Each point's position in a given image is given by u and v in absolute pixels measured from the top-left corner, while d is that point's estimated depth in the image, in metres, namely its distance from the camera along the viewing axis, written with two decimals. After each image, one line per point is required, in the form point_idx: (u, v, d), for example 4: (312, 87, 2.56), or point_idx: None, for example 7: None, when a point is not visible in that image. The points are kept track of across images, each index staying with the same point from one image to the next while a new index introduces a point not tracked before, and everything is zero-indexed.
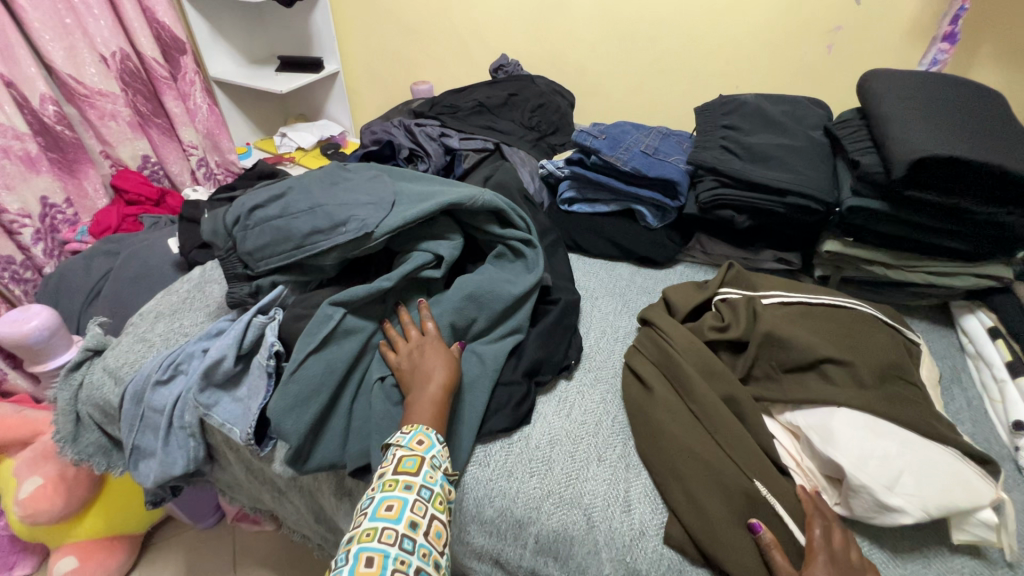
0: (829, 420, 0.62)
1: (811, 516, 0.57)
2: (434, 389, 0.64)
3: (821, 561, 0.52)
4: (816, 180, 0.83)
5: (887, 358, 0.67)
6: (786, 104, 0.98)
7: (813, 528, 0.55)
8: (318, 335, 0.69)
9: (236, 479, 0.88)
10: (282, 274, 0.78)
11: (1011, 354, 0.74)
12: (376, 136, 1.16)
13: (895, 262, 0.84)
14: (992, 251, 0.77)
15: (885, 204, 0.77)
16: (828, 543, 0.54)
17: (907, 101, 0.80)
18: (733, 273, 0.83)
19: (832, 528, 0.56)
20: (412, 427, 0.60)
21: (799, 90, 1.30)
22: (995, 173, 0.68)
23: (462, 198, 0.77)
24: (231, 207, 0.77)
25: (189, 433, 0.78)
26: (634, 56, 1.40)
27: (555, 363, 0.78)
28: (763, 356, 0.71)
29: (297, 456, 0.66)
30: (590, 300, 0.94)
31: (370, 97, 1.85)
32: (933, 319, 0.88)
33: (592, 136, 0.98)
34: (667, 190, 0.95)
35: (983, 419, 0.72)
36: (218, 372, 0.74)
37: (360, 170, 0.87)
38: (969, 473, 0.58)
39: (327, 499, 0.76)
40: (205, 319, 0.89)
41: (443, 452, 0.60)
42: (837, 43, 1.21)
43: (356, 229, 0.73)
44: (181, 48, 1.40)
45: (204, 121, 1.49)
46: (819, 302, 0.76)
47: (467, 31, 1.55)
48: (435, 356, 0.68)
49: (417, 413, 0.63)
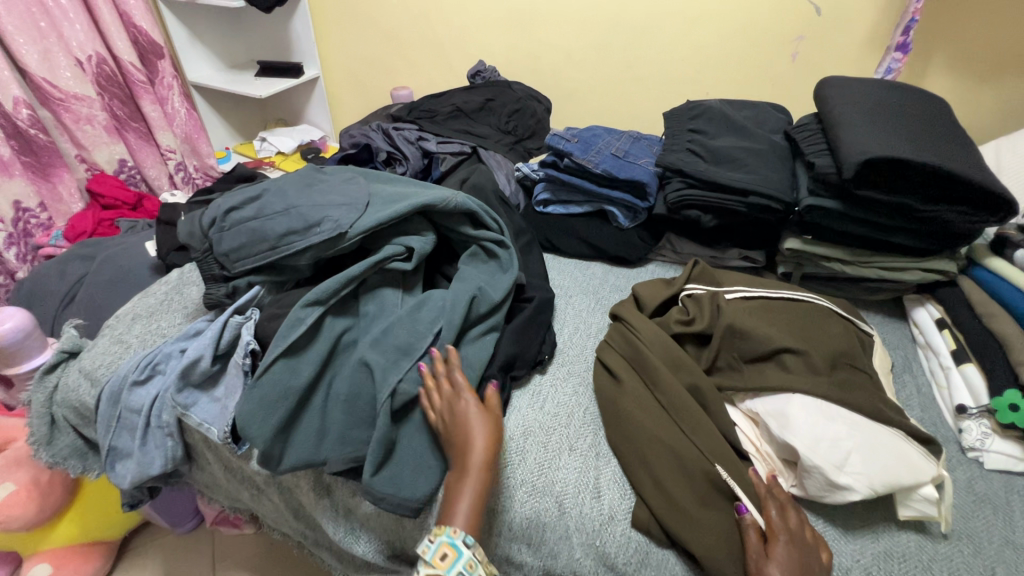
0: (786, 406, 0.65)
1: (770, 498, 0.60)
2: (473, 475, 0.61)
3: (782, 541, 0.55)
4: (775, 181, 0.87)
5: (837, 347, 0.72)
6: (749, 109, 1.03)
7: (769, 509, 0.58)
8: (290, 338, 0.69)
9: (214, 479, 0.89)
10: (259, 275, 0.79)
11: (955, 343, 0.79)
12: (355, 140, 1.18)
13: (852, 258, 0.88)
14: (937, 246, 0.82)
15: (839, 203, 0.82)
16: (785, 523, 0.57)
17: (857, 106, 0.85)
18: (699, 270, 0.85)
19: (788, 509, 0.59)
20: (438, 534, 0.58)
21: (766, 96, 1.35)
22: (933, 171, 0.73)
23: (435, 200, 0.80)
24: (207, 209, 0.80)
25: (167, 433, 0.79)
26: (609, 63, 1.44)
27: (529, 359, 0.80)
28: (726, 348, 0.74)
29: (274, 451, 0.67)
30: (564, 298, 0.97)
31: (351, 102, 1.87)
32: (888, 313, 0.93)
33: (564, 139, 1.00)
34: (637, 192, 0.99)
35: (931, 405, 0.77)
36: (195, 372, 0.75)
37: (336, 173, 0.90)
38: (913, 452, 0.62)
39: (305, 496, 0.78)
40: (183, 320, 0.89)
41: (470, 562, 0.56)
42: (800, 52, 1.27)
43: (331, 229, 0.75)
44: (159, 53, 1.40)
45: (183, 125, 1.49)
46: (777, 297, 0.80)
47: (446, 38, 1.58)
48: (475, 430, 0.64)
49: (453, 508, 0.60)
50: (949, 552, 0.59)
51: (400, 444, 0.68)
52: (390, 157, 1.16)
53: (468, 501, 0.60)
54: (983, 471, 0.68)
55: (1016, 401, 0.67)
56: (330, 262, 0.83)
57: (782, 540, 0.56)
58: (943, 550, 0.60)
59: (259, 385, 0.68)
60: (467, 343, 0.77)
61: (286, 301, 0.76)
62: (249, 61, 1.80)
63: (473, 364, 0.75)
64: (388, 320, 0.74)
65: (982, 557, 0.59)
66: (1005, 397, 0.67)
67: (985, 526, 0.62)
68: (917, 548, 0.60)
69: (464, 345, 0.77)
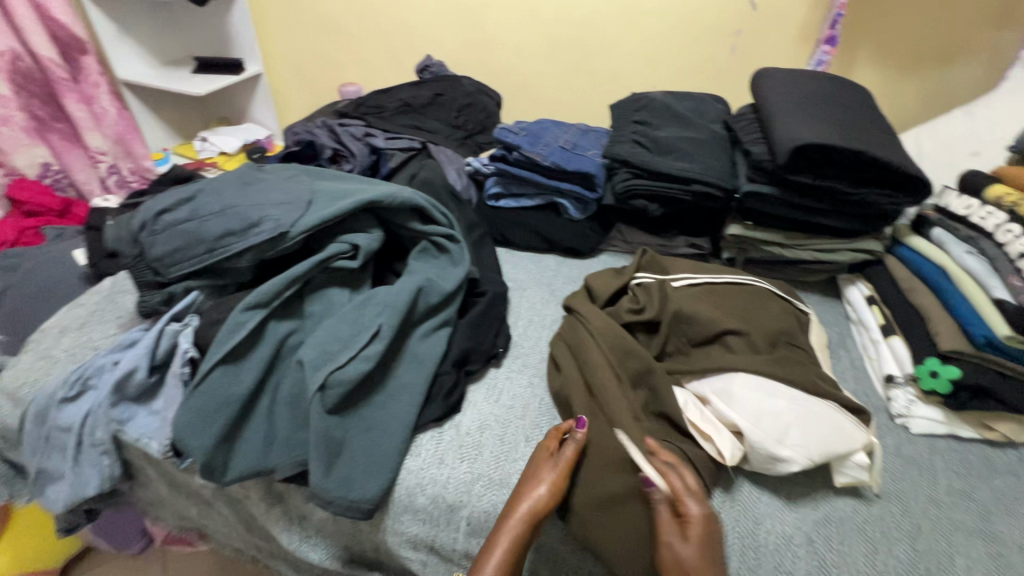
0: (731, 386, 0.68)
1: (669, 467, 0.60)
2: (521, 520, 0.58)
3: (692, 510, 0.56)
4: (716, 169, 0.90)
5: (776, 326, 0.75)
6: (691, 101, 1.06)
7: (672, 478, 0.59)
8: (230, 343, 0.67)
9: (159, 496, 0.85)
10: (197, 279, 0.76)
11: (883, 318, 0.84)
12: (299, 138, 1.15)
13: (789, 241, 0.92)
14: (864, 227, 0.88)
15: (774, 188, 0.85)
16: (691, 490, 0.58)
17: (789, 95, 0.89)
18: (646, 259, 0.87)
19: (685, 474, 0.59)
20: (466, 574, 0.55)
21: (709, 88, 1.40)
22: (857, 156, 0.78)
23: (381, 196, 0.78)
24: (137, 212, 0.75)
25: (102, 451, 0.74)
26: (558, 57, 1.45)
27: (483, 352, 0.80)
28: (675, 334, 0.75)
29: (219, 461, 0.64)
30: (519, 291, 0.97)
31: (297, 99, 1.80)
32: (824, 292, 0.98)
33: (513, 132, 1.02)
34: (586, 183, 1.00)
35: (863, 377, 0.81)
36: (129, 385, 0.71)
37: (277, 171, 0.87)
38: (846, 422, 0.65)
39: (256, 507, 0.75)
40: (117, 330, 0.84)
41: None
42: (739, 45, 1.31)
43: (271, 229, 0.73)
44: (83, 48, 1.30)
45: (114, 126, 1.39)
46: (720, 281, 0.82)
47: (393, 32, 1.55)
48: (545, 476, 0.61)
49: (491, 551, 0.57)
50: (881, 513, 0.63)
51: (353, 446, 0.67)
52: (336, 154, 1.13)
53: (500, 551, 0.56)
54: (909, 436, 0.73)
55: (936, 367, 0.71)
56: (273, 263, 0.80)
57: (693, 519, 0.56)
58: (876, 511, 0.63)
59: (200, 393, 0.65)
60: (420, 340, 0.76)
61: (227, 306, 0.73)
62: (186, 57, 1.71)
63: (425, 360, 0.74)
64: (336, 321, 0.72)
65: (909, 515, 0.63)
66: (926, 364, 0.72)
67: (911, 487, 0.66)
68: (852, 512, 0.63)
69: (416, 342, 0.76)
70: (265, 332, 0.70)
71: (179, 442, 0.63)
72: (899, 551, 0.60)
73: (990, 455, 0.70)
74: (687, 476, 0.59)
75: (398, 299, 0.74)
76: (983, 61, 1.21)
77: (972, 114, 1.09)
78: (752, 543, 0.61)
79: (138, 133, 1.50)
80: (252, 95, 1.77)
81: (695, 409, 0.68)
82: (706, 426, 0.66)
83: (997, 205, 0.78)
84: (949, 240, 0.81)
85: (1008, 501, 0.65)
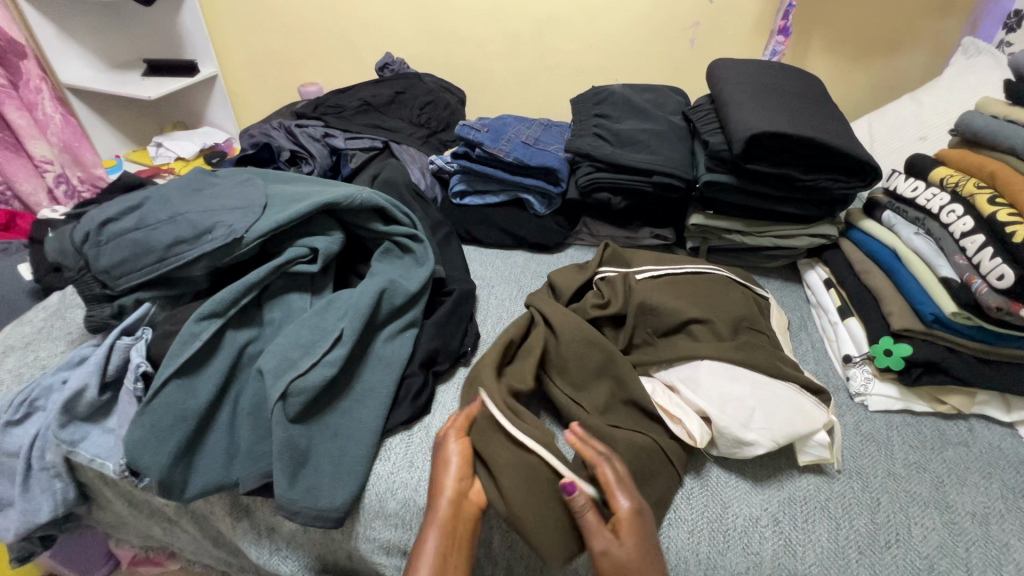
0: (695, 374, 0.69)
1: (601, 457, 0.58)
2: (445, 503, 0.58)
3: (625, 505, 0.55)
4: (676, 160, 0.91)
5: (738, 312, 0.76)
6: (649, 94, 1.07)
7: (604, 468, 0.57)
8: (184, 355, 0.64)
9: (120, 517, 0.82)
10: (148, 290, 0.72)
11: (840, 300, 0.87)
12: (255, 140, 1.11)
13: (749, 229, 0.93)
14: (819, 212, 0.90)
15: (732, 177, 0.87)
16: (621, 482, 0.57)
17: (743, 86, 0.91)
18: (609, 253, 0.88)
19: (617, 466, 0.58)
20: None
21: (670, 81, 1.41)
22: (808, 144, 0.80)
23: (339, 197, 0.76)
24: (80, 223, 0.71)
25: (54, 474, 0.71)
26: (520, 52, 1.44)
27: (452, 351, 0.79)
28: (641, 325, 0.76)
29: (176, 478, 0.62)
30: (487, 289, 0.96)
31: (255, 101, 1.76)
32: (785, 277, 1.00)
33: (474, 128, 1.01)
34: (549, 178, 1.01)
35: (824, 358, 0.84)
36: (81, 404, 0.67)
37: (231, 175, 0.84)
38: (807, 402, 0.67)
39: (222, 522, 0.73)
40: (67, 347, 0.80)
41: None
42: (697, 37, 1.33)
43: (224, 236, 0.71)
44: (20, 52, 1.25)
45: (59, 133, 1.33)
46: (683, 271, 0.83)
47: (352, 30, 1.52)
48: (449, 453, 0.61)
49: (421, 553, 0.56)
50: (842, 489, 0.65)
51: (319, 454, 0.66)
52: (295, 156, 1.10)
53: (432, 543, 0.56)
54: (867, 413, 0.75)
55: (889, 346, 0.75)
56: (229, 270, 0.77)
57: (625, 525, 0.54)
58: (837, 488, 0.65)
59: (156, 408, 0.62)
60: (385, 343, 0.75)
61: (180, 317, 0.70)
62: (135, 59, 1.65)
63: (391, 363, 0.73)
64: (297, 327, 0.70)
65: (869, 490, 0.65)
66: (881, 343, 0.76)
67: (870, 462, 0.68)
68: (815, 490, 0.65)
69: (381, 345, 0.74)
70: (222, 342, 0.68)
71: (134, 461, 0.61)
72: (860, 525, 0.62)
73: (942, 427, 0.73)
74: (618, 466, 0.58)
75: (360, 302, 0.72)
76: (928, 50, 1.26)
77: (918, 101, 1.13)
78: (721, 526, 0.62)
79: (85, 139, 1.43)
80: (207, 98, 1.72)
81: (663, 395, 0.68)
82: (673, 410, 0.66)
83: (940, 186, 0.79)
84: (899, 223, 0.84)
85: (959, 470, 0.67)
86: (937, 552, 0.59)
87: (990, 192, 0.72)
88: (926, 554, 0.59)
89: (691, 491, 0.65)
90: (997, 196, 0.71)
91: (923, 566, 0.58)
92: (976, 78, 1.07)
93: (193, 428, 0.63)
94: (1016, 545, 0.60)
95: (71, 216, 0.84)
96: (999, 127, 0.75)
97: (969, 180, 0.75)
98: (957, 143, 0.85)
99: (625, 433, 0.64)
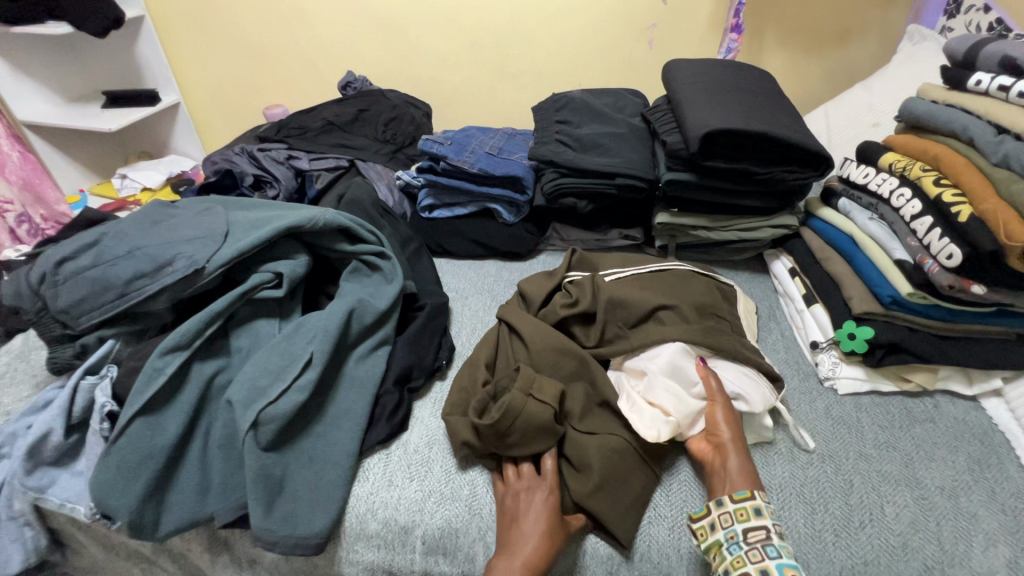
0: (660, 356, 0.69)
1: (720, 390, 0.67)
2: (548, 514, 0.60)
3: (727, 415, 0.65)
4: (637, 161, 0.93)
5: (706, 307, 0.78)
6: (608, 97, 1.10)
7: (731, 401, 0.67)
8: (149, 392, 0.64)
9: (97, 562, 0.79)
10: (110, 327, 0.71)
11: (805, 288, 0.89)
12: (217, 166, 1.11)
13: (713, 224, 0.95)
14: (779, 203, 0.92)
15: (692, 175, 0.89)
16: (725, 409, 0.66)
17: (697, 84, 0.93)
18: (577, 257, 0.87)
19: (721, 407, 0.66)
20: None
21: (633, 81, 1.44)
22: (763, 138, 0.82)
23: (301, 220, 0.76)
24: (35, 264, 0.69)
25: (22, 523, 0.68)
26: (483, 62, 1.45)
27: (426, 367, 0.79)
28: (611, 320, 0.75)
29: (146, 520, 0.61)
30: (460, 300, 0.96)
31: (220, 126, 1.74)
32: (754, 269, 1.02)
33: (437, 142, 1.02)
34: (516, 186, 1.02)
35: (793, 346, 0.85)
36: (46, 449, 0.65)
37: (191, 205, 0.83)
38: (765, 390, 0.70)
39: (201, 557, 0.72)
40: (31, 390, 0.78)
41: None
42: (655, 38, 1.36)
43: (185, 267, 0.70)
44: None
45: (18, 171, 1.32)
46: (650, 270, 0.84)
47: (313, 49, 1.51)
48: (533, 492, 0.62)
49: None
50: (816, 474, 0.66)
51: (295, 481, 0.65)
52: (259, 180, 1.09)
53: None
54: (837, 396, 0.76)
55: (852, 330, 0.77)
56: (194, 300, 0.76)
57: (718, 400, 0.65)
58: (811, 473, 0.66)
59: (122, 448, 0.61)
60: (357, 363, 0.75)
61: (145, 352, 0.69)
62: (93, 92, 1.62)
63: (365, 383, 0.73)
64: (265, 353, 0.70)
65: (842, 474, 0.66)
66: (845, 327, 0.77)
67: (843, 445, 0.69)
68: (790, 477, 0.66)
69: (353, 366, 0.74)
70: (189, 375, 0.67)
71: (103, 503, 0.59)
72: (834, 508, 0.63)
73: (909, 405, 0.75)
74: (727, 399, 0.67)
75: (329, 324, 0.72)
76: (877, 39, 1.31)
77: (870, 89, 1.16)
78: (699, 520, 0.62)
79: (47, 177, 1.41)
80: (171, 126, 1.70)
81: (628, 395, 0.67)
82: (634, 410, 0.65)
83: (889, 171, 0.82)
84: (854, 209, 0.87)
85: (927, 446, 0.69)
86: (910, 528, 0.61)
87: (935, 174, 0.74)
88: (899, 531, 0.60)
89: (670, 490, 0.65)
90: (941, 177, 0.73)
91: (897, 544, 0.59)
92: (922, 64, 1.11)
93: (163, 465, 0.62)
94: (983, 515, 0.62)
95: (29, 256, 0.82)
96: (940, 111, 0.78)
97: (915, 163, 0.78)
98: (903, 128, 0.88)
99: (598, 437, 0.65)
